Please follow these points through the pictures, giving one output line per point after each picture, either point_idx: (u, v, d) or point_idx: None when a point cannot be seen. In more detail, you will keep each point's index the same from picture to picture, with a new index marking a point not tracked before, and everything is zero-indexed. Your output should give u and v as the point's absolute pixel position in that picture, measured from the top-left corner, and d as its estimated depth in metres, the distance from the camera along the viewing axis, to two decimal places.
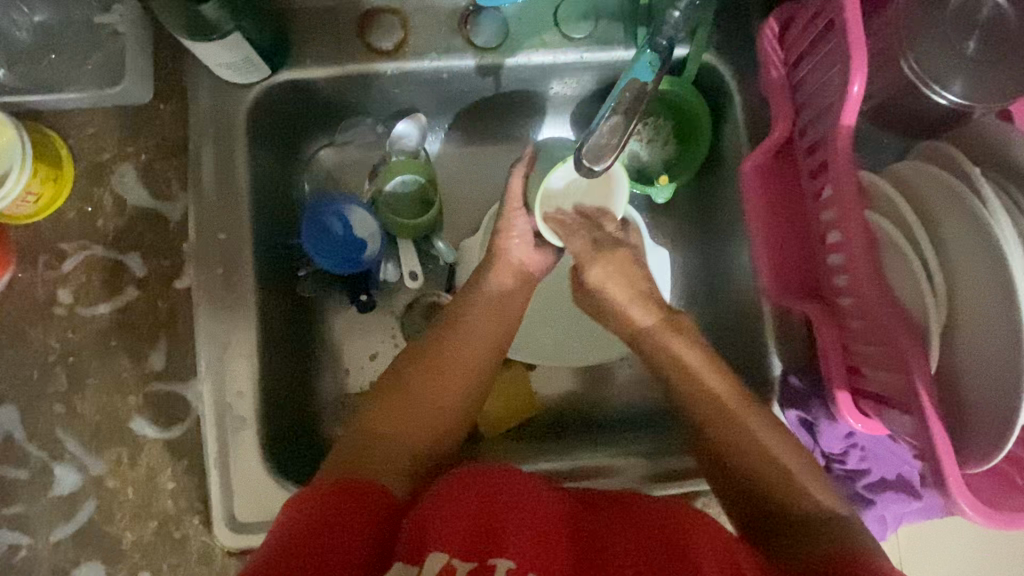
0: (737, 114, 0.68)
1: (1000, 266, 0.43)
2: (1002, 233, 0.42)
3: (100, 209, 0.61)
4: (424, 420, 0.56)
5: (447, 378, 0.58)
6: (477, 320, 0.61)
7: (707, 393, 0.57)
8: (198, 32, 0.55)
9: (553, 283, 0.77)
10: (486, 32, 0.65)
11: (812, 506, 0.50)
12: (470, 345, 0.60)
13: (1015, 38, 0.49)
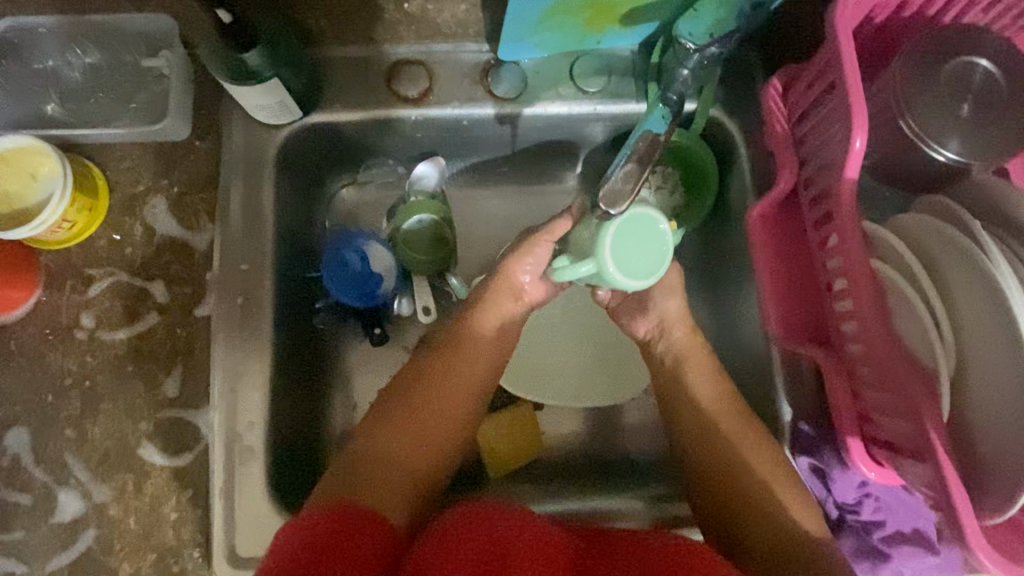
0: (744, 166, 0.71)
1: (1006, 315, 0.44)
2: (1006, 285, 0.44)
3: (129, 238, 0.63)
4: (427, 443, 0.57)
5: (449, 403, 0.59)
6: (473, 348, 0.62)
7: (708, 427, 0.60)
8: (240, 77, 0.59)
9: (564, 323, 0.78)
10: (505, 83, 0.70)
11: None
12: (471, 369, 0.61)
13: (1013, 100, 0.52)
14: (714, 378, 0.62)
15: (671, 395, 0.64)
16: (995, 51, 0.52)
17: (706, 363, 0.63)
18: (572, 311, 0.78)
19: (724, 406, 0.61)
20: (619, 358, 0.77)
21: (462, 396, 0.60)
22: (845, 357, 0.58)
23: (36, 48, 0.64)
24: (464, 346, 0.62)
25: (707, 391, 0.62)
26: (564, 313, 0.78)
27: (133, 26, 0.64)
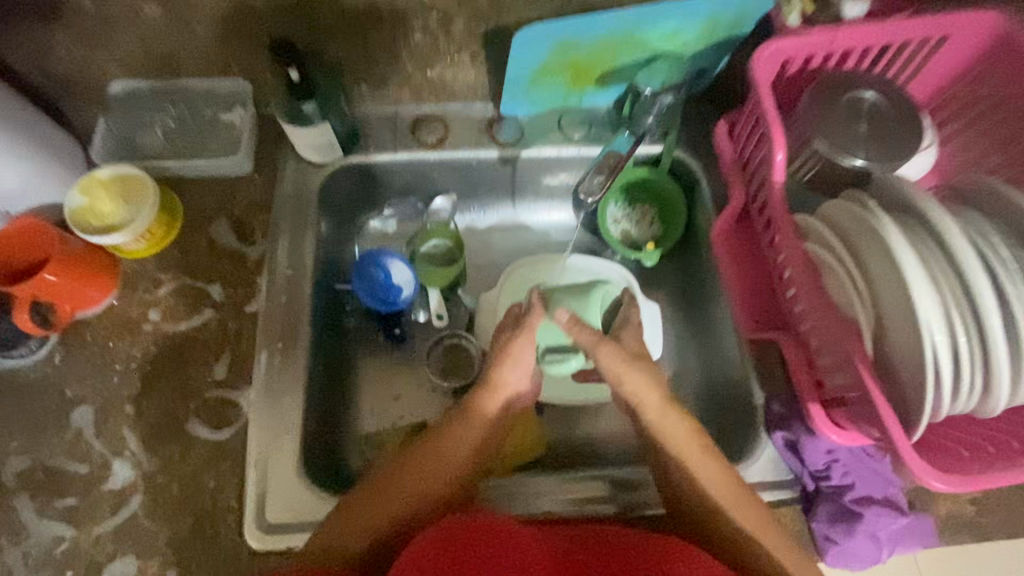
0: (705, 193, 0.85)
1: (895, 258, 0.54)
2: (888, 232, 0.55)
3: (194, 249, 0.76)
4: (401, 508, 0.62)
5: (429, 477, 0.63)
6: (466, 430, 0.67)
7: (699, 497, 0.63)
8: (300, 121, 0.76)
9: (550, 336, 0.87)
10: (506, 131, 0.86)
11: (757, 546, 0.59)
12: (464, 450, 0.66)
13: (902, 119, 0.66)
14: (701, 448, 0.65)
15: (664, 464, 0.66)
16: (882, 86, 0.67)
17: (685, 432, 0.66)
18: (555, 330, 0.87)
19: (712, 473, 0.64)
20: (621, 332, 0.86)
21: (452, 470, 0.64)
22: (797, 335, 0.68)
23: (130, 102, 0.78)
24: (459, 428, 0.67)
25: (696, 463, 0.64)
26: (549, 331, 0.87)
27: (209, 89, 0.79)
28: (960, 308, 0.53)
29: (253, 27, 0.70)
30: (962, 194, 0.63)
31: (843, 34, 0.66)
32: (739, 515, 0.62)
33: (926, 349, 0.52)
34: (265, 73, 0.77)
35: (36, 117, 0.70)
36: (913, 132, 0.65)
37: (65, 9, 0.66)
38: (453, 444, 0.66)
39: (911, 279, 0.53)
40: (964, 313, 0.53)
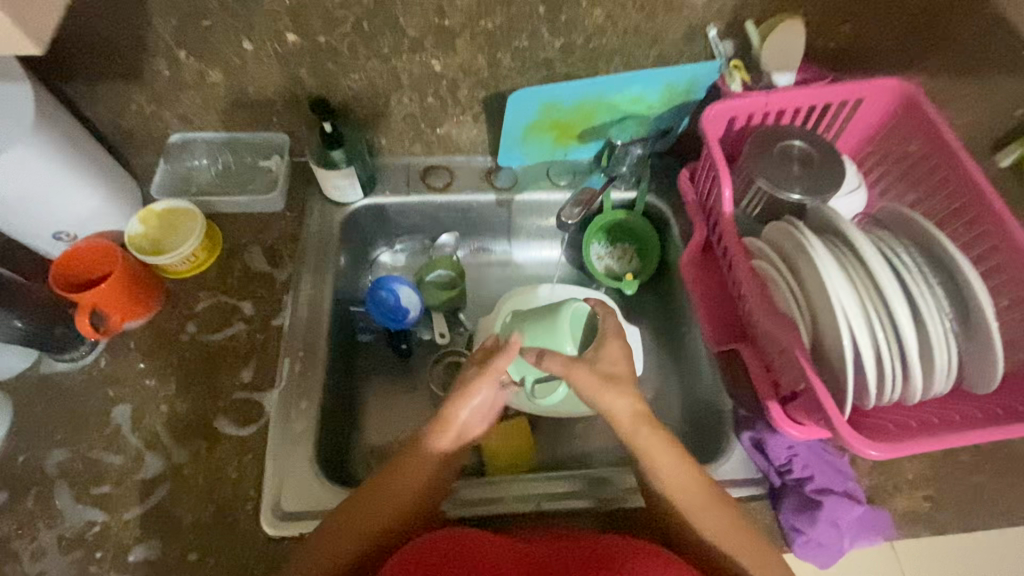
0: (675, 231, 0.98)
1: (817, 267, 0.66)
2: (812, 248, 0.67)
3: (230, 271, 0.87)
4: (372, 530, 0.67)
5: (393, 500, 0.68)
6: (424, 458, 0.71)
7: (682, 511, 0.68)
8: (330, 165, 0.89)
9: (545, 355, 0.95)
10: (502, 179, 1.00)
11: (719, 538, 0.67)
12: (424, 476, 0.70)
13: (828, 163, 0.79)
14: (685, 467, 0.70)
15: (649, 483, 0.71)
16: (812, 137, 0.81)
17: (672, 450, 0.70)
18: None
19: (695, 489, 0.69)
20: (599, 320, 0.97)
21: (417, 484, 0.70)
22: (756, 344, 0.78)
23: (185, 150, 0.92)
24: (415, 454, 0.71)
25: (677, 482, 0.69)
26: None
27: (251, 139, 0.93)
28: (874, 308, 0.65)
29: (297, 91, 0.85)
30: (881, 223, 0.77)
31: (775, 96, 0.81)
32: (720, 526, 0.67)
33: (847, 339, 0.63)
34: (302, 127, 0.91)
35: (109, 159, 0.84)
36: (838, 173, 0.79)
37: (145, 75, 0.81)
38: (414, 465, 0.70)
39: (830, 284, 0.65)
40: (881, 316, 0.65)
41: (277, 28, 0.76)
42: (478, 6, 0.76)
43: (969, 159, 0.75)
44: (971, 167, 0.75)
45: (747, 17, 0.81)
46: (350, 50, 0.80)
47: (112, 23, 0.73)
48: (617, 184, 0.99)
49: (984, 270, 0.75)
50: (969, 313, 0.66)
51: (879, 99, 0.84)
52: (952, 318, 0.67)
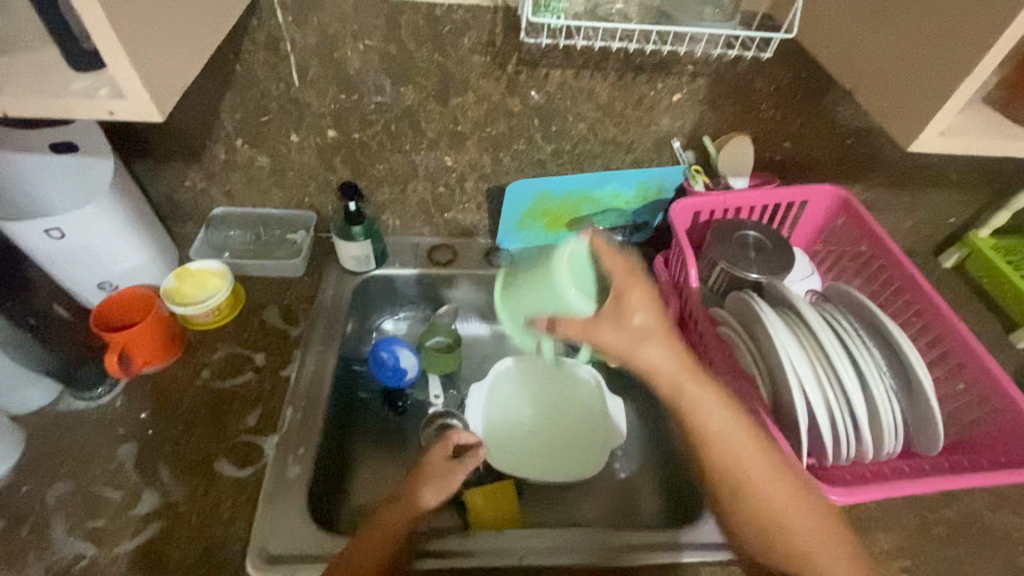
0: (654, 311, 1.08)
1: (770, 333, 0.75)
2: (765, 315, 0.76)
3: (247, 326, 0.95)
4: None
5: (371, 551, 0.69)
6: (400, 516, 0.73)
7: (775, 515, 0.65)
8: (349, 238, 1.00)
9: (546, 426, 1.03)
10: (500, 257, 1.12)
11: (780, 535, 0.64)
12: (398, 532, 0.72)
13: (781, 250, 0.92)
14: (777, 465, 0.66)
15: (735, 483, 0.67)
16: (765, 230, 0.95)
17: (758, 447, 0.67)
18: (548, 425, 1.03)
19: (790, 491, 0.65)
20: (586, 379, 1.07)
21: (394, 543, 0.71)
22: None
23: (224, 222, 1.05)
24: (389, 515, 0.73)
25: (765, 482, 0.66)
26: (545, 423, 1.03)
27: (283, 215, 1.06)
28: (824, 368, 0.73)
29: (329, 175, 1.00)
30: (829, 300, 0.88)
31: (731, 195, 0.96)
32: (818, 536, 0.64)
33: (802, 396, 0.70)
34: (329, 206, 1.05)
35: (158, 224, 0.97)
36: (790, 258, 0.91)
37: (203, 157, 0.96)
38: (384, 528, 0.72)
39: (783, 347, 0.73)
40: (830, 376, 0.72)
41: (321, 125, 0.93)
42: (486, 117, 0.93)
43: (902, 254, 0.89)
44: (901, 258, 0.89)
45: (704, 133, 0.98)
46: (378, 145, 0.96)
47: (185, 115, 0.90)
48: None
49: (926, 342, 0.85)
50: (904, 370, 0.74)
51: (822, 201, 1.00)
52: (894, 381, 0.75)
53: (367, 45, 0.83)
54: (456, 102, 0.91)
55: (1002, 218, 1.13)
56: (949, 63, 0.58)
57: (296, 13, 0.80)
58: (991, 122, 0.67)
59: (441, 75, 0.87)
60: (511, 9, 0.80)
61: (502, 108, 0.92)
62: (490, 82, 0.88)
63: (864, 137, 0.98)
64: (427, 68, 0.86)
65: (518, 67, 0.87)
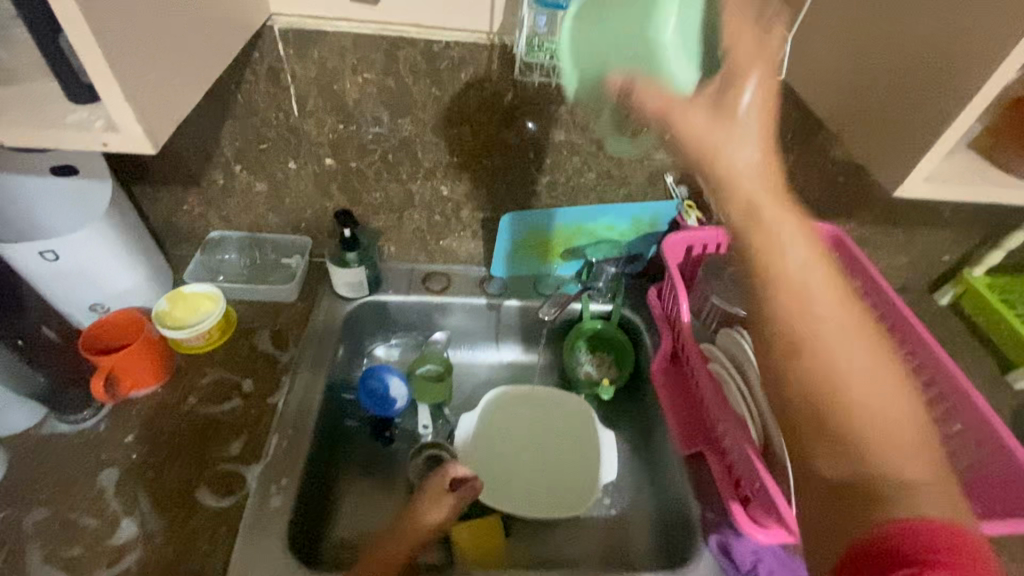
0: (648, 343, 1.07)
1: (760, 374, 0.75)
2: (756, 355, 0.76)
3: (237, 351, 0.95)
4: None
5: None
6: (403, 542, 0.79)
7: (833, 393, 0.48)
8: (343, 264, 1.01)
9: (519, 452, 1.02)
10: (494, 285, 1.12)
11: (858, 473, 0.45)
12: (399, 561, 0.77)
13: None
14: (864, 343, 0.50)
15: (794, 345, 0.50)
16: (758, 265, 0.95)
17: (847, 312, 0.50)
18: (524, 451, 1.02)
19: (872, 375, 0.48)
20: (571, 418, 1.05)
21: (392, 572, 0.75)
22: (718, 447, 0.84)
23: (220, 245, 1.06)
24: (389, 545, 0.79)
25: (842, 351, 0.49)
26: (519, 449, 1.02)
27: (278, 240, 1.07)
28: None
29: (325, 202, 1.01)
30: None
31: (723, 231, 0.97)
32: (890, 441, 0.45)
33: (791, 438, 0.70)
34: (324, 232, 1.06)
35: (154, 247, 0.97)
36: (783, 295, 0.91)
37: (201, 182, 0.97)
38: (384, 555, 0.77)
39: None
40: None
41: (319, 153, 0.94)
42: (481, 149, 0.94)
43: (894, 294, 0.89)
44: (893, 296, 0.89)
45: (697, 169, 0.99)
46: (374, 173, 0.97)
47: (185, 142, 0.92)
48: (594, 296, 1.11)
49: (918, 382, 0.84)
50: None
51: None
52: None
53: (366, 78, 0.85)
54: (452, 134, 0.92)
55: (996, 257, 1.13)
56: (934, 108, 0.59)
57: (297, 46, 0.82)
58: (975, 169, 0.68)
59: (437, 108, 0.89)
60: (507, 47, 0.82)
61: (497, 140, 0.93)
62: (485, 116, 0.90)
63: (855, 175, 0.99)
64: (424, 101, 0.88)
65: (514, 102, 0.88)
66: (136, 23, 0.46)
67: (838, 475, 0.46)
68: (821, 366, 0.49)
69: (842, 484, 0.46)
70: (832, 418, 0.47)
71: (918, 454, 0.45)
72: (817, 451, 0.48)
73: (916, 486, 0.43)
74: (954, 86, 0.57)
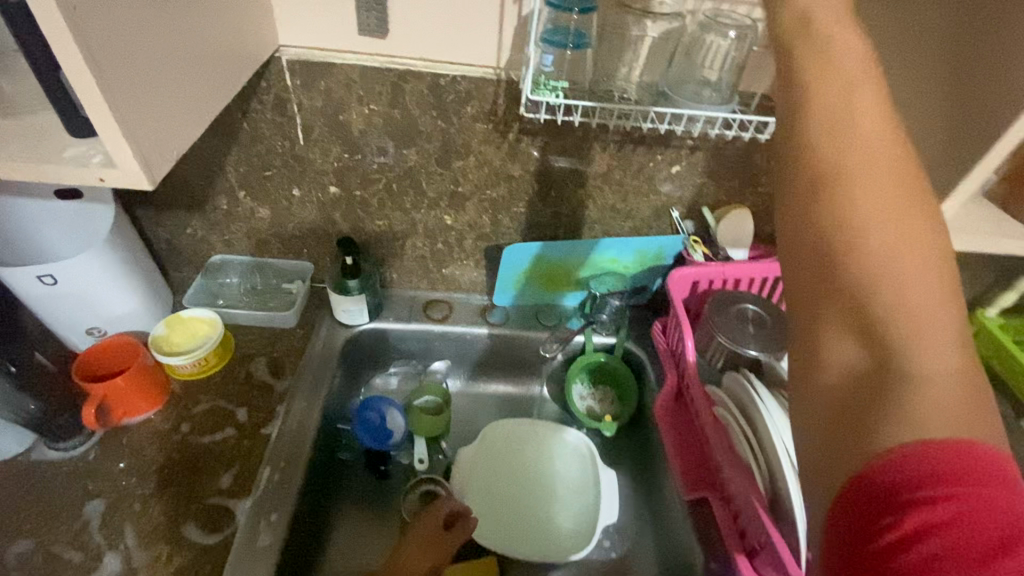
0: (652, 379, 1.05)
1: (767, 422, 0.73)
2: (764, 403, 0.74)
3: (233, 378, 0.93)
4: None
5: None
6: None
7: (857, 270, 0.40)
8: (344, 291, 1.00)
9: (501, 483, 0.99)
10: (496, 315, 1.10)
11: (875, 387, 0.38)
12: None
13: (782, 326, 0.90)
14: (906, 203, 0.41)
15: (821, 209, 0.41)
16: (766, 304, 0.93)
17: (886, 165, 0.41)
18: (507, 483, 0.99)
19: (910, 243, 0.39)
20: (559, 452, 1.02)
21: None
22: (724, 494, 0.81)
23: (221, 268, 1.05)
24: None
25: (880, 213, 0.40)
26: (502, 481, 0.99)
27: (280, 264, 1.06)
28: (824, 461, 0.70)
29: (328, 229, 1.01)
30: None
31: (729, 267, 0.95)
32: (917, 334, 0.38)
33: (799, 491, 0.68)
34: (326, 258, 1.05)
35: (154, 270, 0.96)
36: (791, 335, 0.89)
37: (205, 207, 0.97)
38: None
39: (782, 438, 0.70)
40: None
41: (323, 181, 0.94)
42: (486, 180, 0.94)
43: None
44: None
45: (703, 204, 0.98)
46: (378, 202, 0.97)
47: (190, 167, 0.92)
48: (599, 329, 1.08)
49: None
50: None
51: None
52: None
53: (372, 109, 0.85)
54: (457, 165, 0.92)
55: (1010, 298, 1.11)
56: (990, 118, 0.58)
57: (304, 77, 0.82)
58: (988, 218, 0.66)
59: (443, 139, 0.88)
60: (513, 82, 0.82)
61: (502, 172, 0.93)
62: (491, 148, 0.89)
63: None
64: (429, 132, 0.88)
65: (519, 135, 0.88)
66: (136, 59, 0.45)
67: (854, 377, 0.39)
68: (837, 238, 0.40)
69: (855, 389, 0.39)
70: (851, 302, 0.40)
71: (949, 348, 0.38)
72: (835, 346, 0.40)
73: (939, 397, 0.36)
74: (1012, 93, 0.55)
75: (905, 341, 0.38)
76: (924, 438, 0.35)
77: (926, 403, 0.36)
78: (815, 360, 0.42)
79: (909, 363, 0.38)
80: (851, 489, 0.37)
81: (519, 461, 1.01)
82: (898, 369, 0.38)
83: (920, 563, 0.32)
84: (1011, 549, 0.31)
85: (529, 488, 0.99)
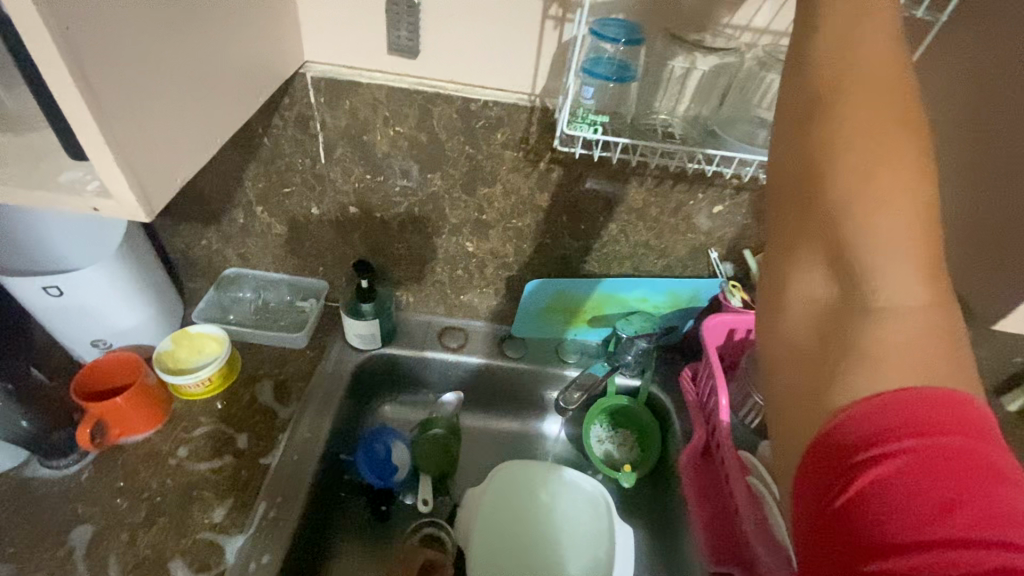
0: (677, 428, 0.97)
1: None
2: None
3: (236, 401, 0.89)
4: None
5: None
6: None
7: (832, 203, 0.40)
8: (357, 315, 0.95)
9: (500, 519, 0.91)
10: (514, 346, 1.05)
11: (841, 319, 0.40)
12: None
13: None
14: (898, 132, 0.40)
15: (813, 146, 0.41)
16: None
17: (882, 95, 0.40)
18: (507, 520, 0.91)
19: (889, 174, 0.39)
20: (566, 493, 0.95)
21: None
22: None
23: (235, 282, 1.02)
24: None
25: (867, 145, 0.40)
26: (502, 516, 0.92)
27: (295, 281, 1.03)
28: None
29: (346, 250, 0.97)
30: None
31: None
32: (884, 264, 0.39)
33: None
34: (342, 279, 1.01)
35: (166, 283, 0.93)
36: None
37: (222, 220, 0.94)
38: None
39: None
40: None
41: (343, 202, 0.90)
42: (513, 209, 0.88)
43: None
44: None
45: (745, 246, 0.91)
46: (398, 226, 0.92)
47: (208, 180, 0.89)
48: (623, 370, 1.01)
49: None
50: None
51: None
52: None
53: (398, 131, 0.81)
54: (483, 192, 0.87)
55: None
56: None
57: (329, 95, 0.78)
58: None
59: (470, 166, 0.84)
60: (548, 110, 0.77)
61: (530, 202, 0.87)
62: (520, 176, 0.84)
63: None
64: (456, 157, 0.83)
65: (551, 164, 0.82)
66: (139, 81, 0.42)
67: (820, 309, 0.41)
68: (822, 175, 0.41)
69: (821, 321, 0.41)
70: (824, 241, 0.41)
71: (920, 278, 0.38)
72: (808, 279, 0.42)
73: (899, 335, 0.38)
74: None
75: (872, 279, 0.39)
76: (878, 385, 0.37)
77: (880, 337, 0.38)
78: (786, 294, 0.44)
79: (871, 296, 0.39)
80: (818, 441, 0.38)
81: (525, 499, 0.94)
82: (861, 304, 0.39)
83: (872, 524, 0.33)
84: (955, 510, 0.32)
85: (529, 529, 0.91)
